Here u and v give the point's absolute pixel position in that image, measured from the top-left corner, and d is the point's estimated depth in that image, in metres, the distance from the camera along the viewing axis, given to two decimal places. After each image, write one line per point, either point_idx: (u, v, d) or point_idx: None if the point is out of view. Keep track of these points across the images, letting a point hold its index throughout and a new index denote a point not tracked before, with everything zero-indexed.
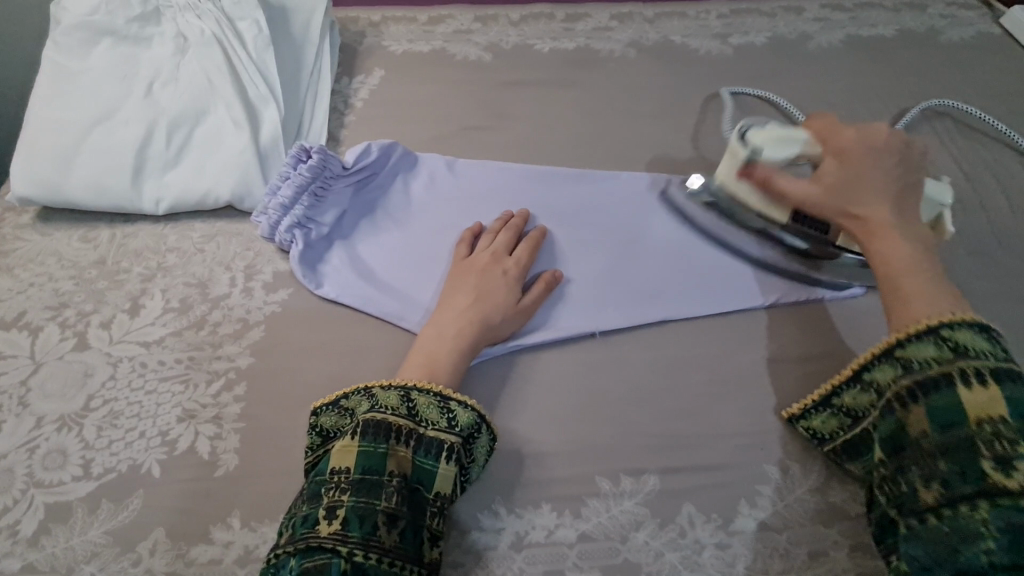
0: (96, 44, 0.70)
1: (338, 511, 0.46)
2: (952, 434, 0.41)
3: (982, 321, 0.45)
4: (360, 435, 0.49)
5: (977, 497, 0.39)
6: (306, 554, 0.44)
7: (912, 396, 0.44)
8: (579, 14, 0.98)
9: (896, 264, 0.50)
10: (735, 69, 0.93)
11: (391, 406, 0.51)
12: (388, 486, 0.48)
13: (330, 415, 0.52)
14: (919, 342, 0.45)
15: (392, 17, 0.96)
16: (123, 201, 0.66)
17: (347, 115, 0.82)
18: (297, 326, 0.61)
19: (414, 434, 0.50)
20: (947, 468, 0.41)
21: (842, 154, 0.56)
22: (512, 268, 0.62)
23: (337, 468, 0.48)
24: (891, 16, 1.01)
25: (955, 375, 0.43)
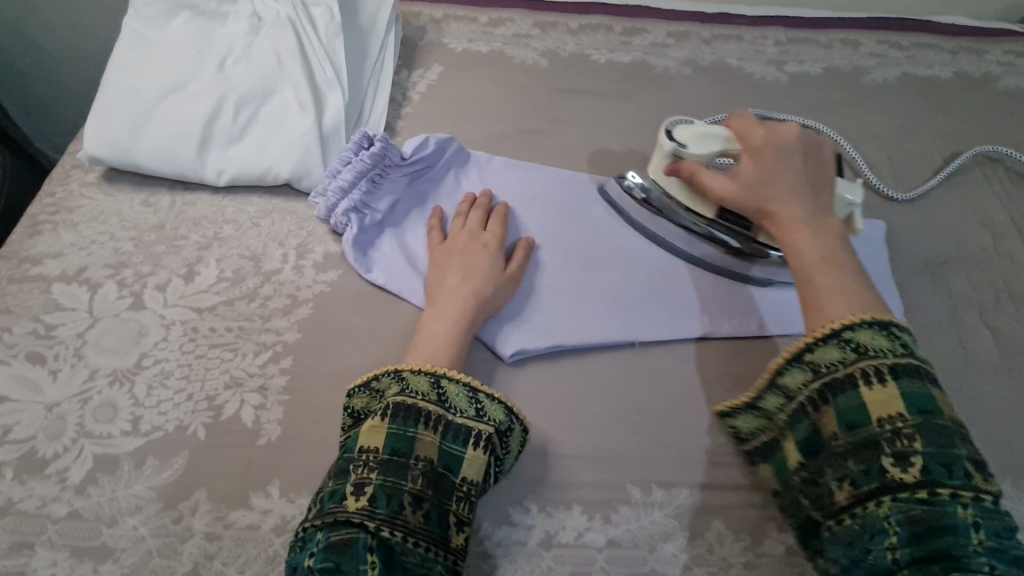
0: (175, 16, 0.73)
1: (366, 488, 0.47)
2: (859, 434, 0.45)
3: (884, 320, 0.48)
4: (389, 417, 0.49)
5: (879, 492, 0.43)
6: (333, 526, 0.45)
7: (824, 398, 0.48)
8: (637, 29, 0.99)
9: (807, 259, 0.53)
10: (788, 96, 0.93)
11: (421, 392, 0.51)
12: (415, 468, 0.48)
13: (361, 396, 0.53)
14: (826, 347, 0.48)
15: (453, 15, 0.97)
16: (186, 169, 0.68)
17: (404, 107, 0.84)
18: (344, 308, 0.63)
19: (442, 421, 0.50)
20: (855, 467, 0.45)
21: (756, 151, 0.59)
22: (492, 242, 0.65)
23: (365, 447, 0.49)
24: (948, 58, 1.01)
25: (857, 376, 0.47)
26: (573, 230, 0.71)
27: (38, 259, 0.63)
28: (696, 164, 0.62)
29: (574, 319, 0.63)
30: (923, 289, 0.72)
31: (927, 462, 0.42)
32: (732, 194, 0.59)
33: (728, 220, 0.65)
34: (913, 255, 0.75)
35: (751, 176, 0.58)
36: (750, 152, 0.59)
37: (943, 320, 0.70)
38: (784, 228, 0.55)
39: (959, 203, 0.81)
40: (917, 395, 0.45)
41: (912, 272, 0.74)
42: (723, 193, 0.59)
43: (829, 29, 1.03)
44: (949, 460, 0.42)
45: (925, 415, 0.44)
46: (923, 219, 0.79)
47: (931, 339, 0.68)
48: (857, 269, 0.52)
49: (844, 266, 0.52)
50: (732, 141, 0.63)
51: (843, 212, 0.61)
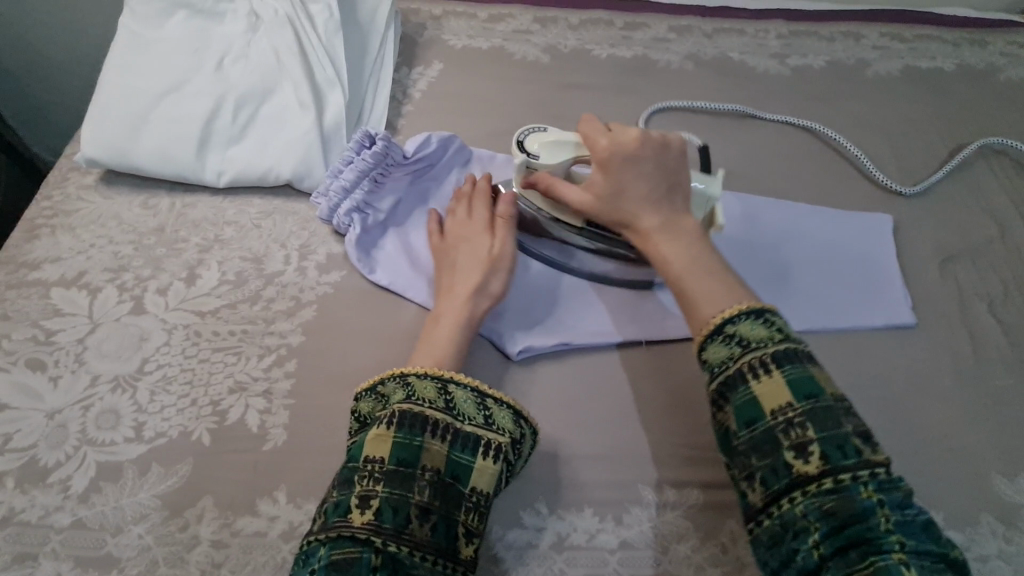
0: (172, 15, 0.72)
1: (372, 501, 0.45)
2: (756, 430, 0.44)
3: (759, 309, 0.48)
4: (395, 426, 0.48)
5: (789, 489, 0.42)
6: (338, 541, 0.44)
7: (721, 399, 0.46)
8: (637, 23, 0.99)
9: (675, 265, 0.54)
10: (791, 89, 0.92)
11: (427, 399, 0.50)
12: (423, 478, 0.47)
13: (367, 401, 0.52)
14: (715, 345, 0.48)
15: (452, 12, 0.97)
16: (185, 170, 0.67)
17: (405, 105, 0.83)
18: (348, 310, 0.62)
19: (450, 429, 0.49)
20: (761, 464, 0.43)
21: (604, 165, 0.57)
22: (471, 231, 0.63)
23: (370, 457, 0.47)
24: (951, 49, 1.00)
25: (746, 371, 0.46)
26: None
27: (36, 264, 0.62)
28: (549, 177, 0.60)
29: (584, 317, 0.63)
30: (930, 282, 0.72)
31: (823, 448, 0.42)
32: (588, 208, 0.58)
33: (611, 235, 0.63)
34: (921, 248, 0.75)
35: (602, 190, 0.57)
36: (599, 162, 0.58)
37: (951, 313, 0.69)
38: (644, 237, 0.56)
39: (965, 196, 0.80)
40: (801, 381, 0.44)
41: (920, 266, 0.73)
42: (580, 205, 0.58)
43: (830, 21, 1.02)
44: (840, 441, 0.42)
45: (813, 399, 0.44)
46: (929, 212, 0.79)
47: (939, 332, 0.68)
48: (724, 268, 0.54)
49: (708, 272, 0.52)
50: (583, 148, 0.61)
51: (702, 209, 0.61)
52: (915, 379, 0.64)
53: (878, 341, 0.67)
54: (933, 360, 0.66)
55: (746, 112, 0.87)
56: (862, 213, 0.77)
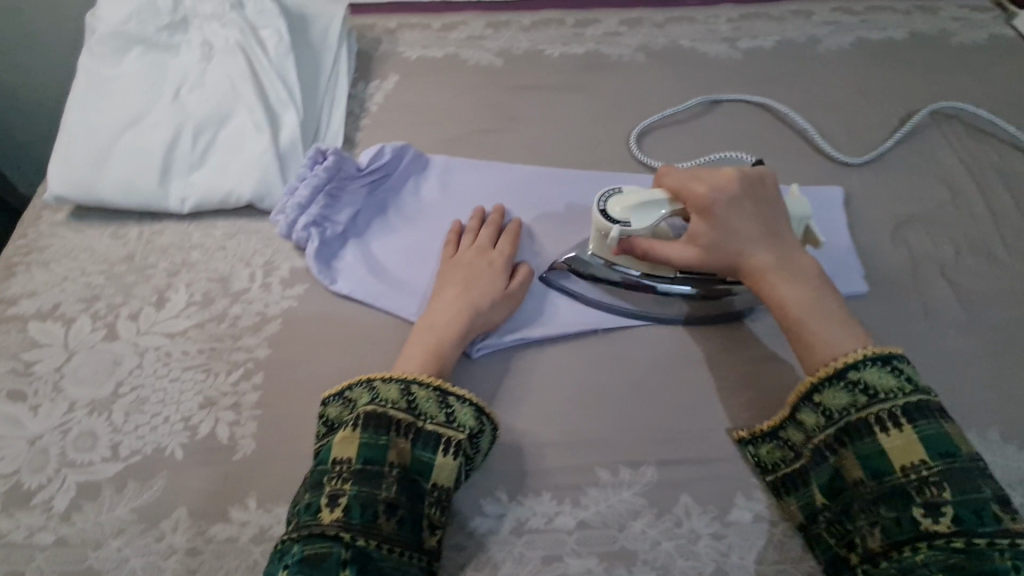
0: (129, 51, 0.75)
1: (340, 500, 0.48)
2: (883, 481, 0.48)
3: (885, 355, 0.51)
4: (359, 427, 0.50)
5: (914, 540, 0.45)
6: (309, 539, 0.46)
7: (841, 443, 0.50)
8: (588, 20, 1.00)
9: (789, 310, 0.55)
10: (742, 72, 0.94)
11: (391, 400, 0.52)
12: (389, 475, 0.49)
13: (335, 405, 0.54)
14: (835, 390, 0.51)
15: (407, 24, 0.99)
16: (150, 200, 0.70)
17: (362, 118, 0.85)
18: (312, 320, 0.64)
19: (413, 427, 0.51)
20: (887, 514, 0.47)
21: (707, 214, 0.57)
22: (498, 260, 0.65)
23: (338, 459, 0.50)
24: (902, 19, 1.01)
25: (873, 421, 0.49)
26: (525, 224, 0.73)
27: (13, 300, 0.65)
28: (647, 242, 0.59)
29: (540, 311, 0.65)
30: (882, 249, 0.73)
31: (958, 510, 0.45)
32: (696, 258, 0.58)
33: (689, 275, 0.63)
34: (873, 216, 0.76)
35: (708, 239, 0.57)
36: (702, 213, 0.57)
37: (903, 278, 0.70)
38: (756, 280, 0.57)
39: (916, 162, 0.82)
40: (936, 439, 0.47)
41: (872, 234, 0.75)
42: (688, 263, 0.58)
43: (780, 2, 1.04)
44: (979, 506, 0.45)
45: (947, 459, 0.46)
46: (881, 181, 0.80)
47: (892, 297, 0.69)
48: (842, 309, 0.55)
49: (828, 313, 0.54)
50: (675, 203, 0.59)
51: (800, 230, 0.61)
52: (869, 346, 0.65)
53: None
54: (886, 326, 0.67)
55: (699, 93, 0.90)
56: (813, 187, 0.78)
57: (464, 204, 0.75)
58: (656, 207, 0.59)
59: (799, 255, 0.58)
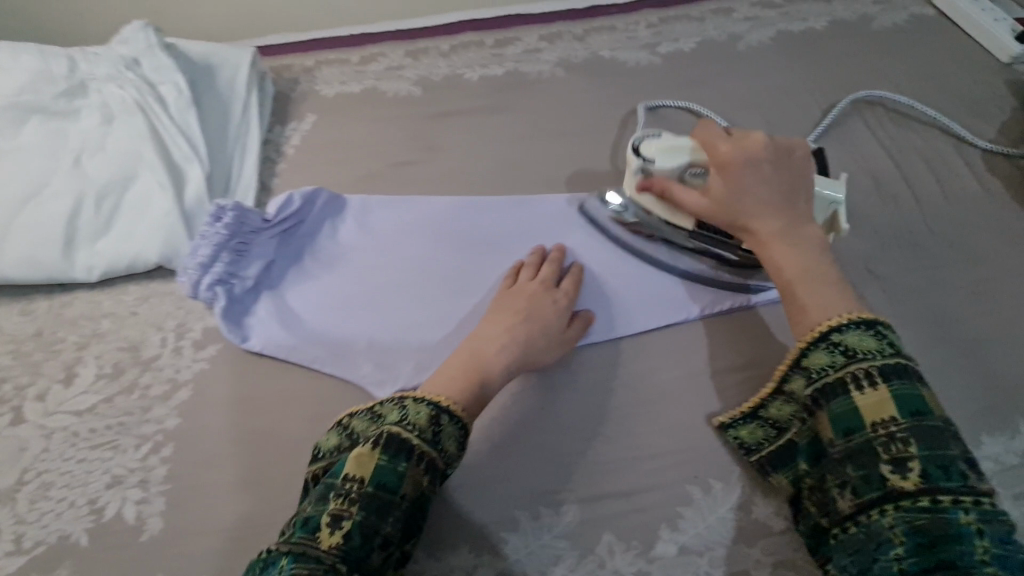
0: (25, 121, 0.73)
1: (343, 523, 0.44)
2: (853, 439, 0.45)
3: (870, 321, 0.49)
4: (379, 447, 0.48)
5: (883, 501, 0.42)
6: (298, 556, 0.42)
7: (818, 404, 0.48)
8: (508, 39, 1.00)
9: (789, 270, 0.54)
10: (663, 77, 0.93)
11: (419, 425, 0.49)
12: (398, 506, 0.47)
13: (361, 421, 0.52)
14: (816, 351, 0.49)
15: (325, 61, 0.98)
16: (56, 272, 0.68)
17: (279, 163, 0.83)
18: (223, 382, 0.62)
19: (428, 457, 0.49)
20: (855, 474, 0.44)
21: (724, 168, 0.58)
22: (561, 299, 0.63)
23: (351, 476, 0.46)
24: (823, 8, 1.00)
25: (849, 380, 0.46)
26: (444, 260, 0.71)
27: None
28: (666, 181, 0.62)
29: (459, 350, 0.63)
30: None
31: (926, 466, 0.42)
32: (704, 210, 0.59)
33: (711, 233, 0.64)
34: None
35: (722, 194, 0.58)
36: (719, 167, 0.59)
37: None
38: (759, 241, 0.56)
39: (840, 154, 0.80)
40: (908, 397, 0.44)
41: None
42: (699, 210, 0.60)
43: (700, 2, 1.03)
44: (947, 462, 0.42)
45: (919, 416, 0.43)
46: None
47: None
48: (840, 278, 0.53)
49: (826, 278, 0.53)
50: (699, 152, 0.61)
51: (823, 215, 0.61)
52: None
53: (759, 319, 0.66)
54: None
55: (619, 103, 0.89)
56: None
57: (384, 244, 0.73)
58: (679, 153, 0.62)
59: (808, 224, 0.57)
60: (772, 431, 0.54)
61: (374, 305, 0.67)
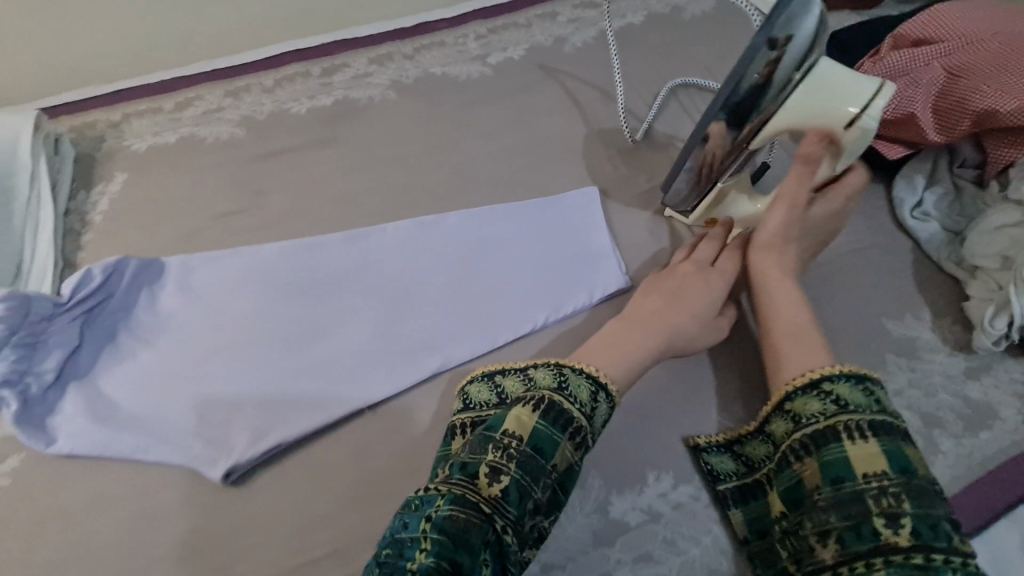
0: None
1: (501, 475, 0.47)
2: (841, 489, 0.47)
3: (862, 375, 0.51)
4: (541, 411, 0.50)
5: (873, 554, 0.44)
6: (456, 501, 0.46)
7: (807, 450, 0.50)
8: (336, 66, 0.96)
9: (775, 294, 0.60)
10: (496, 86, 0.93)
11: (578, 398, 0.52)
12: (548, 474, 0.49)
13: (514, 381, 0.55)
14: (806, 398, 0.52)
15: (134, 112, 0.90)
16: None
17: (84, 233, 0.75)
18: (29, 496, 0.56)
19: (581, 438, 0.51)
20: (843, 525, 0.45)
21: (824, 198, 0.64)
22: (716, 279, 0.64)
23: (509, 431, 0.49)
24: (637, 3, 1.05)
25: (841, 429, 0.49)
26: (278, 311, 0.67)
27: None
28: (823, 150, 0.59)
29: (301, 404, 0.60)
30: (642, 238, 0.74)
31: (916, 524, 0.44)
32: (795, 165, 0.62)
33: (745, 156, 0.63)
34: (629, 205, 0.76)
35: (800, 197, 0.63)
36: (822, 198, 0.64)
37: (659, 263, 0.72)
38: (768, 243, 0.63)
39: (663, 141, 0.84)
40: (896, 454, 0.47)
41: (632, 224, 0.75)
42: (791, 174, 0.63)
43: (524, 9, 1.05)
44: (935, 521, 0.44)
45: (907, 473, 0.46)
46: (634, 169, 0.80)
47: None
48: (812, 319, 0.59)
49: (794, 313, 0.59)
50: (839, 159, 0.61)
51: None
52: None
53: (599, 317, 0.69)
54: None
55: (456, 118, 0.88)
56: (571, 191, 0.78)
57: (211, 304, 0.67)
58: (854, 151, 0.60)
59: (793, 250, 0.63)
60: (744, 467, 0.56)
61: (203, 373, 0.62)
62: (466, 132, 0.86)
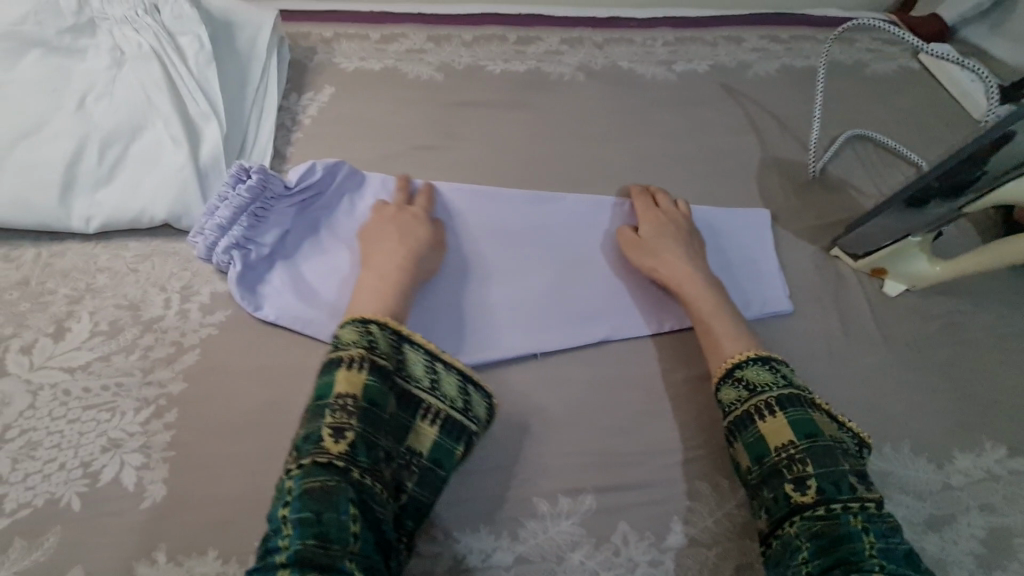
0: (24, 54, 0.67)
1: (346, 433, 0.47)
2: (762, 464, 0.52)
3: (765, 357, 0.57)
4: (366, 368, 0.50)
5: (790, 514, 0.49)
6: (308, 473, 0.45)
7: (733, 435, 0.55)
8: (530, 37, 1.01)
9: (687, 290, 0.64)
10: (679, 93, 0.96)
11: (384, 356, 0.52)
12: (388, 423, 0.50)
13: (350, 330, 0.53)
14: (726, 388, 0.56)
15: (344, 34, 0.96)
16: (50, 220, 0.64)
17: (294, 132, 0.81)
18: (230, 349, 0.60)
19: (401, 391, 0.51)
20: (768, 496, 0.51)
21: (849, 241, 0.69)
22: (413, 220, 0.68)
23: (342, 394, 0.48)
24: (823, 48, 1.07)
25: (754, 412, 0.54)
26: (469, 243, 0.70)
27: None
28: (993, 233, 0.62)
29: (486, 335, 0.64)
30: (809, 267, 0.75)
31: (820, 483, 0.50)
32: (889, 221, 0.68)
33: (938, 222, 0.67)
34: (799, 235, 0.79)
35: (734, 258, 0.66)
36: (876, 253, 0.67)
37: (827, 294, 0.73)
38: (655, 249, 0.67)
39: (838, 184, 0.85)
40: (802, 421, 0.53)
41: (799, 252, 0.77)
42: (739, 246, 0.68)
43: (713, 28, 1.08)
44: (838, 478, 0.50)
45: (810, 438, 0.52)
46: (805, 203, 0.83)
47: (816, 314, 0.71)
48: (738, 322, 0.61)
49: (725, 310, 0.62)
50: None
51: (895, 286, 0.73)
52: (796, 363, 0.67)
53: (762, 329, 0.70)
54: (810, 340, 0.69)
55: (639, 114, 0.91)
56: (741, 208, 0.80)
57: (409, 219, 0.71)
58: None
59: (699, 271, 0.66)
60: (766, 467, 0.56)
61: None
62: (647, 129, 0.89)
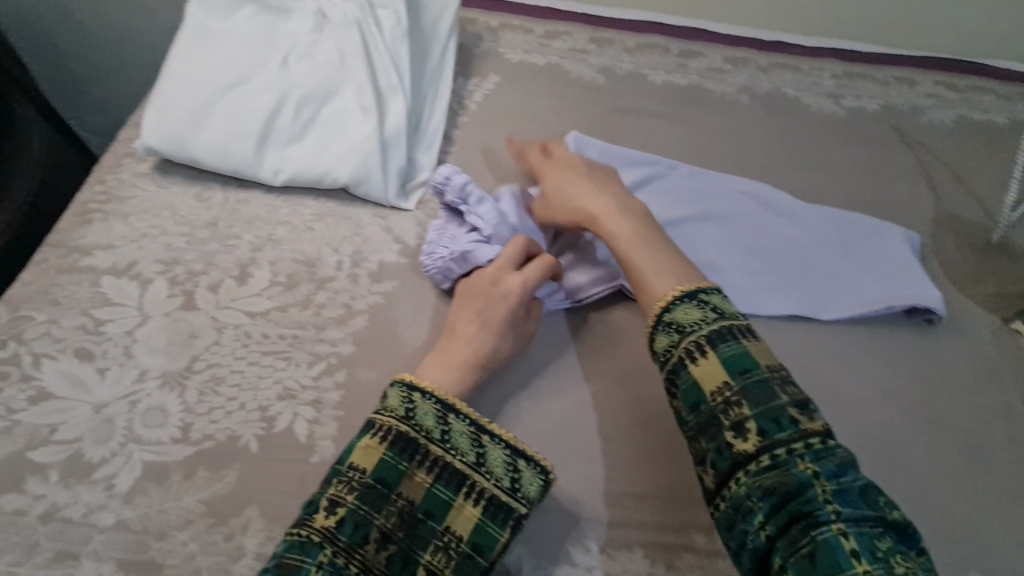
0: (241, 9, 0.71)
1: (338, 509, 0.44)
2: (699, 413, 0.45)
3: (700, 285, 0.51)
4: (388, 442, 0.46)
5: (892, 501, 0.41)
6: (291, 546, 0.42)
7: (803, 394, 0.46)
8: (693, 51, 0.98)
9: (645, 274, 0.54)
10: (845, 129, 0.91)
11: (426, 427, 0.48)
12: (395, 503, 0.45)
13: (396, 394, 0.49)
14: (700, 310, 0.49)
15: (509, 25, 0.96)
16: (243, 166, 0.66)
17: (460, 115, 0.82)
18: (397, 321, 0.61)
19: (440, 461, 0.47)
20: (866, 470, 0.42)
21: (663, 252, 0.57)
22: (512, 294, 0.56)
23: (354, 464, 0.46)
24: (1006, 103, 0.99)
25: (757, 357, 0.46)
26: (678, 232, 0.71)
27: (88, 249, 0.61)
28: None
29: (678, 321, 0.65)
30: (986, 337, 0.70)
31: None
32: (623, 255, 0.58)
33: None
34: (974, 301, 0.73)
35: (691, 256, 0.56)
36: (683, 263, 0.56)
37: (1007, 369, 0.67)
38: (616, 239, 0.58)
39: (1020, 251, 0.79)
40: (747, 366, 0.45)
41: (976, 320, 0.71)
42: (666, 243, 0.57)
43: (885, 65, 1.02)
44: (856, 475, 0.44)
45: None
46: (982, 266, 0.77)
47: (993, 389, 0.66)
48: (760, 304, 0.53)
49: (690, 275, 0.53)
50: None
51: None
52: (973, 439, 0.62)
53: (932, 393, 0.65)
54: (987, 417, 0.64)
55: (803, 146, 0.87)
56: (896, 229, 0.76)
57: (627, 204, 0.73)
58: None
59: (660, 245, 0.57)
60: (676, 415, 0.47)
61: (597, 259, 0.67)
62: (810, 163, 0.85)
